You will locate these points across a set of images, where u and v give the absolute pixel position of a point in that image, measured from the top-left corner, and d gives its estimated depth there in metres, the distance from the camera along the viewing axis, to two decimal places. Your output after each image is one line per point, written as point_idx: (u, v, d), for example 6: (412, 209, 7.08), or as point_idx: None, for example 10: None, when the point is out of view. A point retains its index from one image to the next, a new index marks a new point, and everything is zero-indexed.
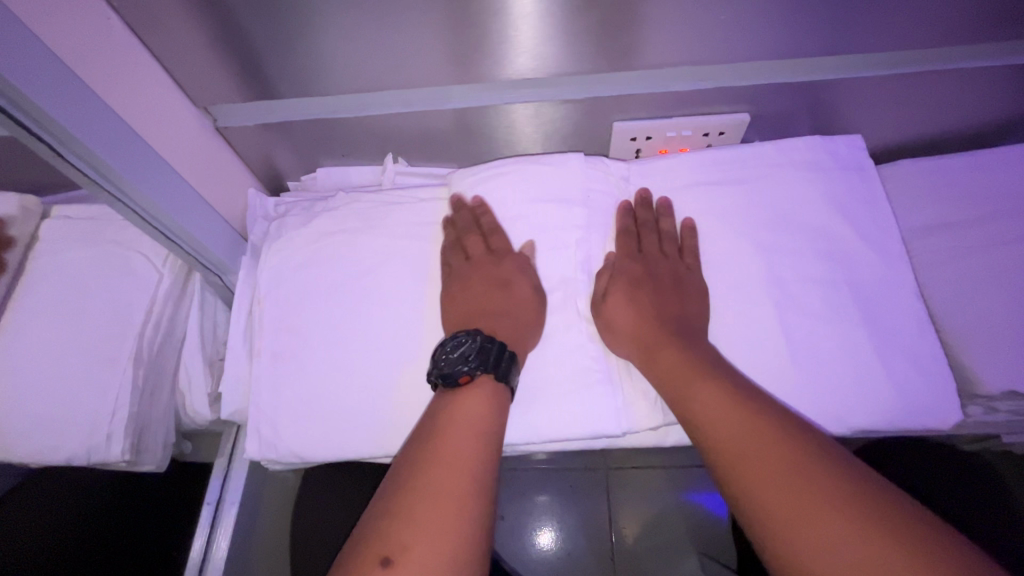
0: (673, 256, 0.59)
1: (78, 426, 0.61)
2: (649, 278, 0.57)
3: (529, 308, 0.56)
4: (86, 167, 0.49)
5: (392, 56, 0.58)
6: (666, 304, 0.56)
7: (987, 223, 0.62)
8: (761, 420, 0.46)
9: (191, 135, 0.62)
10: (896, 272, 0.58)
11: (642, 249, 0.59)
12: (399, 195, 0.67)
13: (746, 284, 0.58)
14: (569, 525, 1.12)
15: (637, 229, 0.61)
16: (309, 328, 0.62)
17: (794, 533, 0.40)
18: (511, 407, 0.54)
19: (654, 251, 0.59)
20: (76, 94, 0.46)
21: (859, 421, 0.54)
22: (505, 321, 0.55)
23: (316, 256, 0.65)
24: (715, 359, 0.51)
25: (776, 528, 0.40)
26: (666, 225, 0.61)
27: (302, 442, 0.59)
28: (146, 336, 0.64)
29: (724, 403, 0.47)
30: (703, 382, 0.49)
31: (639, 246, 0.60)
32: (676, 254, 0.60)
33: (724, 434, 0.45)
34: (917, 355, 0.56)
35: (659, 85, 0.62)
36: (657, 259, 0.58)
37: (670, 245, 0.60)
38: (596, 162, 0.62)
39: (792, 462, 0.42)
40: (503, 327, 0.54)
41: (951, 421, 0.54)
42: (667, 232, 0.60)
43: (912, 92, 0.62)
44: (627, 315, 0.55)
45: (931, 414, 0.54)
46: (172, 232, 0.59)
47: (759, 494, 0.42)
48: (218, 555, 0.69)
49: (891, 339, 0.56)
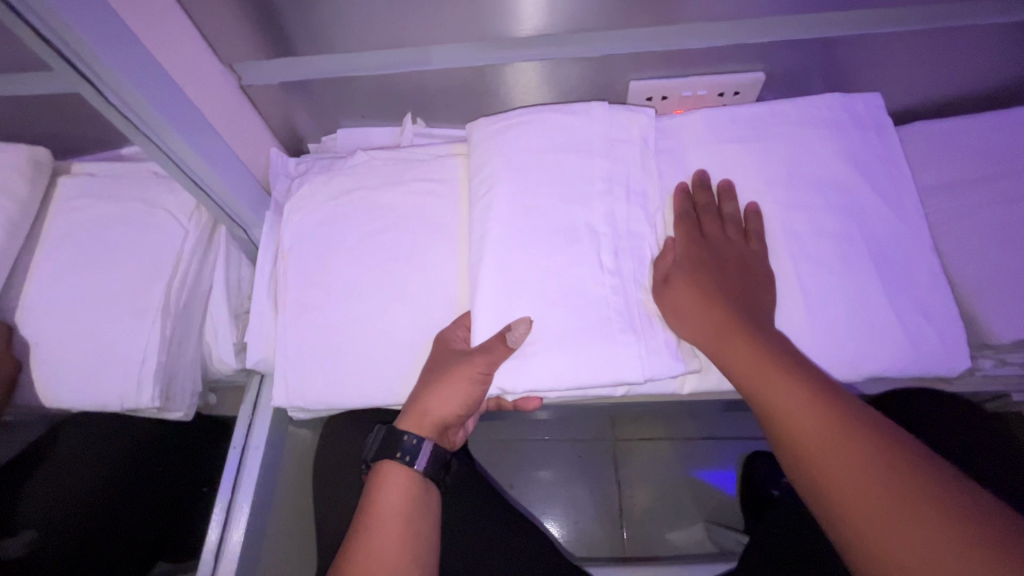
0: (737, 239, 0.58)
1: (110, 373, 0.63)
2: (713, 259, 0.57)
3: (439, 386, 0.57)
4: (125, 110, 0.51)
5: (415, 10, 0.59)
6: (732, 281, 0.55)
7: (1000, 180, 0.63)
8: (847, 421, 0.45)
9: (220, 91, 0.64)
10: (909, 225, 0.59)
11: (704, 230, 0.59)
12: (419, 153, 0.68)
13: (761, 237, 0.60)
14: (577, 494, 1.14)
15: (697, 210, 0.61)
16: (332, 280, 0.64)
17: (872, 535, 0.41)
18: (533, 352, 0.55)
19: (717, 235, 0.58)
20: (121, 38, 0.48)
21: (869, 369, 0.56)
22: (423, 391, 0.58)
23: (338, 211, 0.66)
24: (787, 350, 0.51)
25: (853, 527, 0.42)
26: (728, 207, 0.60)
27: (327, 390, 0.61)
28: (174, 287, 0.66)
29: (808, 405, 0.47)
30: (775, 377, 0.49)
31: (700, 228, 0.59)
32: (739, 236, 0.59)
33: (809, 437, 0.46)
34: (929, 305, 0.57)
35: (676, 42, 0.63)
36: (721, 242, 0.58)
37: (733, 228, 0.59)
38: (621, 111, 0.61)
39: (867, 463, 0.43)
40: (415, 395, 0.59)
41: (959, 367, 0.56)
42: (730, 215, 0.60)
43: (926, 50, 0.63)
44: (696, 295, 0.54)
45: (941, 361, 0.56)
46: (203, 182, 0.61)
47: (837, 495, 0.43)
48: (241, 509, 0.69)
49: (905, 290, 0.57)
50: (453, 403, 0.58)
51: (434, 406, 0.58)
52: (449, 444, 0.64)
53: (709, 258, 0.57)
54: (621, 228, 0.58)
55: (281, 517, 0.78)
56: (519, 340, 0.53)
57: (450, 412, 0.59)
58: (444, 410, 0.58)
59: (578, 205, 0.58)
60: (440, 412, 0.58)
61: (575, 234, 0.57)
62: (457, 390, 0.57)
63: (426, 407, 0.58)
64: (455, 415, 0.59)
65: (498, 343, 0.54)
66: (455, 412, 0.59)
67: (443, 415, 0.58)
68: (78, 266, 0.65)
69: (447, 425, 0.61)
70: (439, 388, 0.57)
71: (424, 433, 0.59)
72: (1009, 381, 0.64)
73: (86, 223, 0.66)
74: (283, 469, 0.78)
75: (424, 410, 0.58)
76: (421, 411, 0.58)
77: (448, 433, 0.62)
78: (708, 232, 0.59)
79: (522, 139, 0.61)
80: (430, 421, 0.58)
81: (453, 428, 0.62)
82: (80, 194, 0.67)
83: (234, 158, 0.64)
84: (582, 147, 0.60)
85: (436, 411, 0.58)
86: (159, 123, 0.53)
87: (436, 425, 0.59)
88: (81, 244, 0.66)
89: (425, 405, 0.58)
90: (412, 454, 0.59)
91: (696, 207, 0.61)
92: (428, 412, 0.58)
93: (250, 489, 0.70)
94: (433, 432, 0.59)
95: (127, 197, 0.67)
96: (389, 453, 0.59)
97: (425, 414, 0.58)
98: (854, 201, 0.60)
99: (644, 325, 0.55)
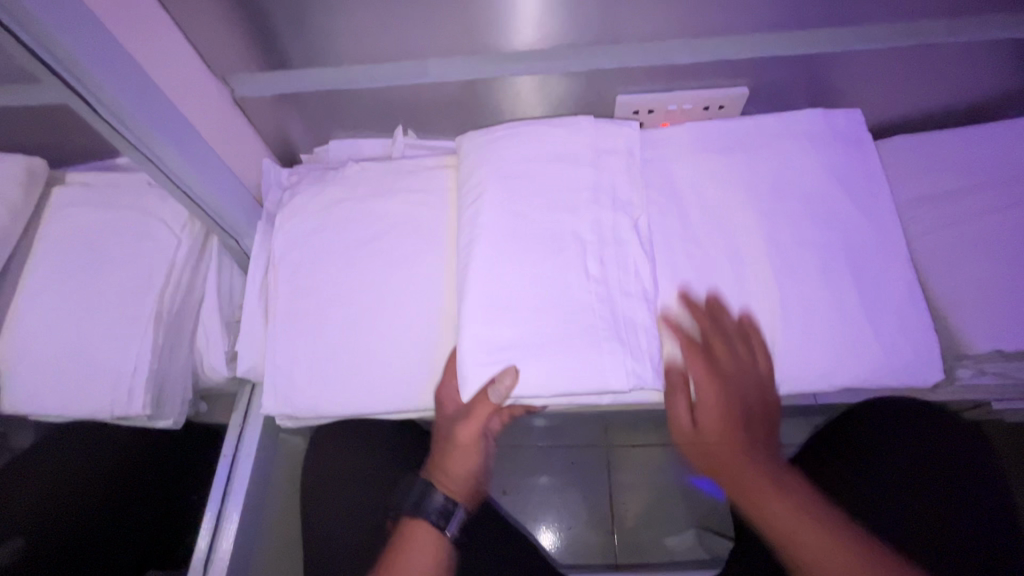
0: (749, 360, 0.58)
1: (102, 381, 0.64)
2: (739, 391, 0.58)
3: (456, 451, 0.65)
4: (116, 123, 0.52)
5: (404, 26, 0.60)
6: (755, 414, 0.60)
7: (978, 193, 0.64)
8: (806, 507, 0.61)
9: (213, 103, 0.65)
10: (888, 238, 0.61)
11: (711, 347, 0.58)
12: (409, 164, 0.69)
13: (742, 249, 0.61)
14: (570, 501, 1.14)
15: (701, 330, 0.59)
16: (321, 291, 0.64)
17: None
18: (520, 362, 0.55)
19: (733, 361, 0.57)
20: (114, 56, 0.49)
21: (844, 378, 0.57)
22: (446, 462, 0.67)
23: (328, 222, 0.67)
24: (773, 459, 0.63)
25: None
26: (728, 323, 0.59)
27: (315, 398, 0.62)
28: (166, 297, 0.67)
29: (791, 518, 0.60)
30: (775, 500, 0.61)
31: (711, 351, 0.59)
32: (750, 353, 0.58)
33: (786, 528, 0.60)
34: (906, 316, 0.58)
35: (661, 57, 0.64)
36: (740, 370, 0.58)
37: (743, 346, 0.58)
38: (606, 123, 0.63)
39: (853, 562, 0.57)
40: (441, 465, 0.67)
41: (934, 378, 0.57)
42: (731, 329, 0.58)
43: (905, 66, 0.65)
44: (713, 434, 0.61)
45: (916, 371, 0.57)
46: (194, 193, 0.62)
47: None
48: (231, 515, 0.70)
49: (882, 301, 0.58)
50: (466, 461, 0.66)
51: (453, 469, 0.66)
52: (482, 494, 0.72)
53: (733, 394, 0.58)
54: (607, 237, 0.59)
55: (272, 525, 0.79)
56: (502, 394, 0.55)
57: (470, 469, 0.67)
58: (462, 469, 0.66)
59: (564, 215, 0.59)
60: (461, 473, 0.67)
61: (561, 243, 0.58)
62: (464, 451, 0.64)
63: (453, 473, 0.67)
64: (474, 467, 0.67)
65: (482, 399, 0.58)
66: (473, 466, 0.67)
67: (463, 472, 0.67)
68: (71, 275, 0.66)
69: (474, 480, 0.69)
70: (452, 456, 0.65)
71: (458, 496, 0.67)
72: (989, 390, 0.66)
73: (79, 232, 0.67)
74: (273, 476, 0.78)
75: (453, 477, 0.67)
76: (451, 478, 0.67)
77: (478, 485, 0.70)
78: (722, 359, 0.58)
79: (510, 151, 0.62)
80: (456, 484, 0.67)
81: (480, 480, 0.70)
82: (73, 203, 0.68)
83: (226, 170, 0.65)
84: (568, 158, 0.61)
85: (464, 473, 0.67)
86: (150, 135, 0.54)
87: (466, 488, 0.67)
88: (74, 253, 0.67)
89: (451, 473, 0.67)
90: (445, 517, 0.65)
91: (698, 328, 0.59)
92: (455, 477, 0.67)
93: (240, 496, 0.71)
94: (464, 492, 0.67)
95: (120, 207, 0.68)
96: (421, 512, 0.66)
97: (454, 481, 0.67)
98: (834, 213, 0.61)
99: (629, 333, 0.56)
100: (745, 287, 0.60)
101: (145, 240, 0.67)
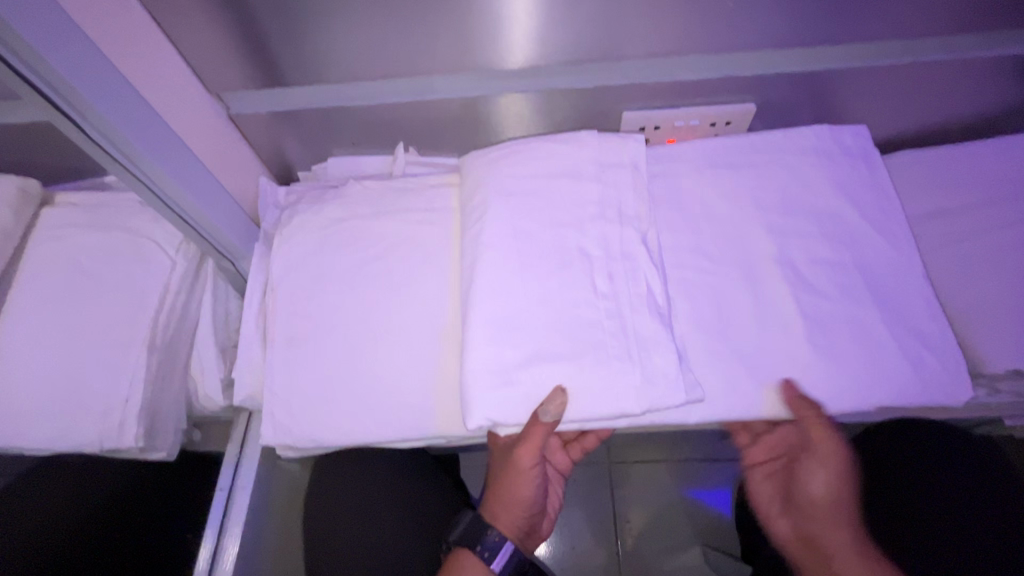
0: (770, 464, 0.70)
1: (91, 412, 0.61)
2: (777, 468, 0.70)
3: (515, 485, 0.63)
4: (107, 145, 0.50)
5: (406, 42, 0.58)
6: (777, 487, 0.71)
7: (986, 209, 0.64)
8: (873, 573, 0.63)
9: (206, 121, 0.62)
10: (903, 254, 0.60)
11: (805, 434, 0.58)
12: (412, 183, 0.68)
13: (756, 266, 0.60)
14: (573, 522, 1.12)
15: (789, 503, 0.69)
16: (322, 313, 0.62)
17: None
18: (556, 390, 0.53)
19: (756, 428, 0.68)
20: (106, 76, 0.47)
21: (866, 399, 0.55)
22: (499, 501, 0.65)
23: (328, 242, 0.65)
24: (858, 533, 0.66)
25: None
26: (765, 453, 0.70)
27: (316, 427, 0.60)
28: (159, 322, 0.65)
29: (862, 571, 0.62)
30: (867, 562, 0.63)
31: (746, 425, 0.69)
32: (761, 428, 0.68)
33: None
34: (926, 335, 0.57)
35: (667, 74, 0.63)
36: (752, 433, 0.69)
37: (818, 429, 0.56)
38: (612, 138, 0.61)
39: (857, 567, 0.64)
40: (494, 502, 0.66)
41: (961, 398, 0.56)
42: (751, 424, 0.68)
43: (913, 81, 0.64)
44: (819, 506, 0.66)
45: (940, 391, 0.56)
46: (186, 213, 0.59)
47: None
48: (229, 551, 0.67)
49: (901, 319, 0.57)
50: (522, 498, 0.64)
51: (507, 505, 0.65)
52: (533, 540, 0.71)
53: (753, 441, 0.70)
54: (616, 256, 0.57)
55: (270, 556, 0.76)
56: (554, 415, 0.53)
57: (527, 507, 0.65)
58: (516, 510, 0.65)
59: (572, 234, 0.58)
60: (512, 516, 0.65)
61: (568, 262, 0.57)
62: (521, 484, 0.63)
63: (506, 513, 0.65)
64: (527, 509, 0.65)
65: (536, 424, 0.54)
66: (526, 508, 0.65)
67: (517, 513, 0.65)
68: (57, 302, 0.63)
69: (528, 522, 0.68)
70: (509, 490, 0.64)
71: (510, 533, 0.65)
72: (1001, 406, 0.65)
73: (67, 255, 0.65)
74: (273, 505, 0.76)
75: (504, 516, 0.65)
76: (503, 517, 0.65)
77: (530, 529, 0.69)
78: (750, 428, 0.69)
79: (516, 168, 0.60)
80: (506, 523, 0.65)
81: (533, 523, 0.69)
82: (60, 225, 0.66)
83: (220, 189, 0.63)
84: (574, 175, 0.60)
85: (518, 515, 0.65)
86: (141, 155, 0.51)
87: (519, 526, 0.66)
88: (62, 277, 0.64)
89: (506, 510, 0.65)
90: (491, 552, 0.63)
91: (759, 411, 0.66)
92: (508, 515, 0.65)
93: (238, 531, 0.68)
94: (515, 531, 0.66)
95: (112, 229, 0.66)
96: (467, 545, 0.64)
97: (506, 518, 0.65)
98: (846, 227, 0.61)
99: (640, 354, 0.54)
100: (759, 306, 0.58)
101: (136, 263, 0.65)
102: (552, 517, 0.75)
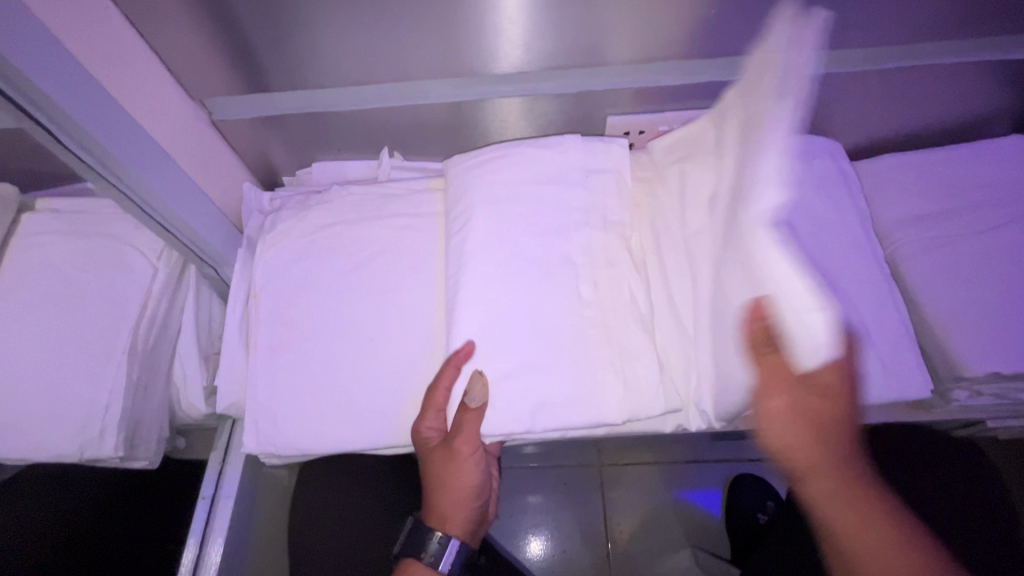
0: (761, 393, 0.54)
1: (72, 422, 0.61)
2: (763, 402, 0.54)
3: (455, 481, 0.61)
4: (83, 153, 0.49)
5: (388, 46, 0.58)
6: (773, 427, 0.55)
7: (966, 213, 0.65)
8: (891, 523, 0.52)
9: (188, 128, 0.62)
10: (865, 254, 0.63)
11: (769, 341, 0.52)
12: (395, 188, 0.67)
13: None
14: (562, 525, 1.11)
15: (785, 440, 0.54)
16: (305, 320, 0.62)
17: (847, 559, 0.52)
18: (476, 376, 0.53)
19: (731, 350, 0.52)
20: (82, 83, 0.46)
21: None
22: (441, 501, 0.63)
23: (313, 248, 0.64)
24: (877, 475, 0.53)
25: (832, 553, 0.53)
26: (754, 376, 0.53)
27: (298, 434, 0.59)
28: (141, 329, 0.64)
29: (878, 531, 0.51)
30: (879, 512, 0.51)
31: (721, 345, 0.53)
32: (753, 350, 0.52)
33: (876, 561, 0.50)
34: (886, 328, 0.60)
35: (651, 79, 0.63)
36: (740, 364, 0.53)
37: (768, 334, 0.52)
38: (594, 143, 0.62)
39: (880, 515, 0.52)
40: (435, 502, 0.63)
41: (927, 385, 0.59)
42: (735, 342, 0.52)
43: (893, 87, 0.65)
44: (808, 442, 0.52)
45: (907, 385, 0.58)
46: (167, 220, 0.59)
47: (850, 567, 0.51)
48: (212, 560, 0.67)
49: (864, 319, 0.60)
50: (465, 491, 0.62)
51: (451, 502, 0.63)
52: (482, 529, 0.69)
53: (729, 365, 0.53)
54: (599, 260, 0.58)
55: (255, 564, 0.75)
56: (479, 400, 0.53)
57: (470, 499, 0.63)
58: (462, 505, 0.63)
59: (555, 238, 0.58)
60: (456, 513, 0.63)
61: (551, 267, 0.57)
62: (464, 477, 0.62)
63: (452, 513, 0.63)
64: (473, 500, 0.64)
65: (466, 412, 0.54)
66: (469, 501, 0.64)
67: (464, 507, 0.64)
68: (36, 310, 0.63)
69: (475, 514, 0.66)
70: (450, 487, 0.62)
71: (459, 530, 0.64)
72: (983, 408, 0.66)
73: (48, 262, 0.64)
74: (257, 513, 0.75)
75: (448, 514, 0.63)
76: (449, 517, 0.63)
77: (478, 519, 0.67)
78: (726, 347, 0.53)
79: (499, 172, 0.60)
80: (452, 522, 0.63)
81: (480, 512, 0.67)
82: (41, 233, 0.65)
83: (201, 196, 0.62)
84: (557, 179, 0.60)
85: (463, 510, 0.64)
86: (118, 163, 0.51)
87: (466, 520, 0.64)
88: (42, 284, 0.63)
89: (450, 507, 0.63)
90: (436, 555, 0.61)
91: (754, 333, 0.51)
92: (453, 511, 0.63)
93: (221, 540, 0.68)
94: (463, 527, 0.64)
95: (93, 236, 0.66)
96: (412, 551, 0.62)
97: (451, 515, 0.63)
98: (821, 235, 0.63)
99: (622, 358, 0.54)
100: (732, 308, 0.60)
101: (118, 270, 0.65)
102: (494, 499, 0.73)
